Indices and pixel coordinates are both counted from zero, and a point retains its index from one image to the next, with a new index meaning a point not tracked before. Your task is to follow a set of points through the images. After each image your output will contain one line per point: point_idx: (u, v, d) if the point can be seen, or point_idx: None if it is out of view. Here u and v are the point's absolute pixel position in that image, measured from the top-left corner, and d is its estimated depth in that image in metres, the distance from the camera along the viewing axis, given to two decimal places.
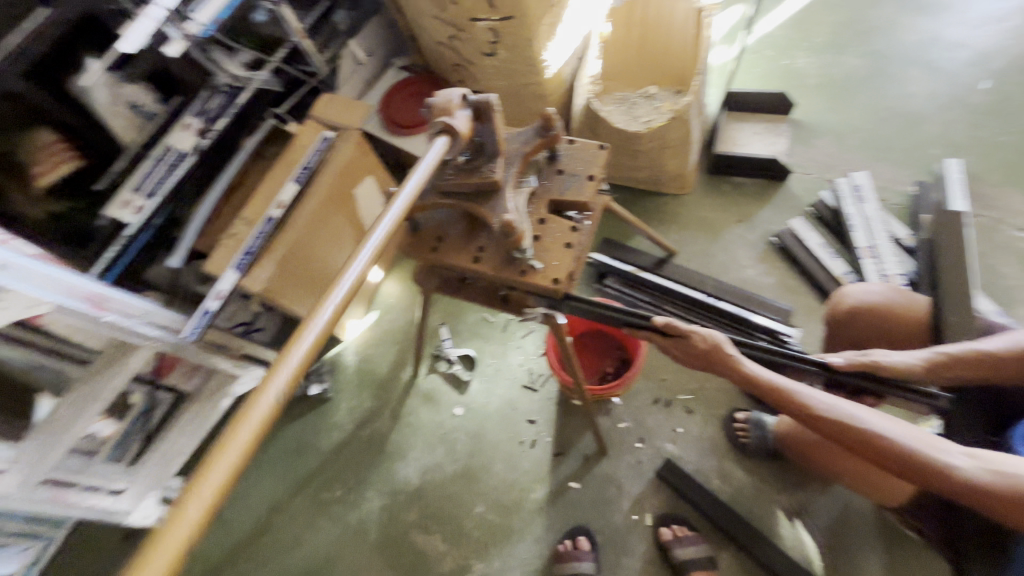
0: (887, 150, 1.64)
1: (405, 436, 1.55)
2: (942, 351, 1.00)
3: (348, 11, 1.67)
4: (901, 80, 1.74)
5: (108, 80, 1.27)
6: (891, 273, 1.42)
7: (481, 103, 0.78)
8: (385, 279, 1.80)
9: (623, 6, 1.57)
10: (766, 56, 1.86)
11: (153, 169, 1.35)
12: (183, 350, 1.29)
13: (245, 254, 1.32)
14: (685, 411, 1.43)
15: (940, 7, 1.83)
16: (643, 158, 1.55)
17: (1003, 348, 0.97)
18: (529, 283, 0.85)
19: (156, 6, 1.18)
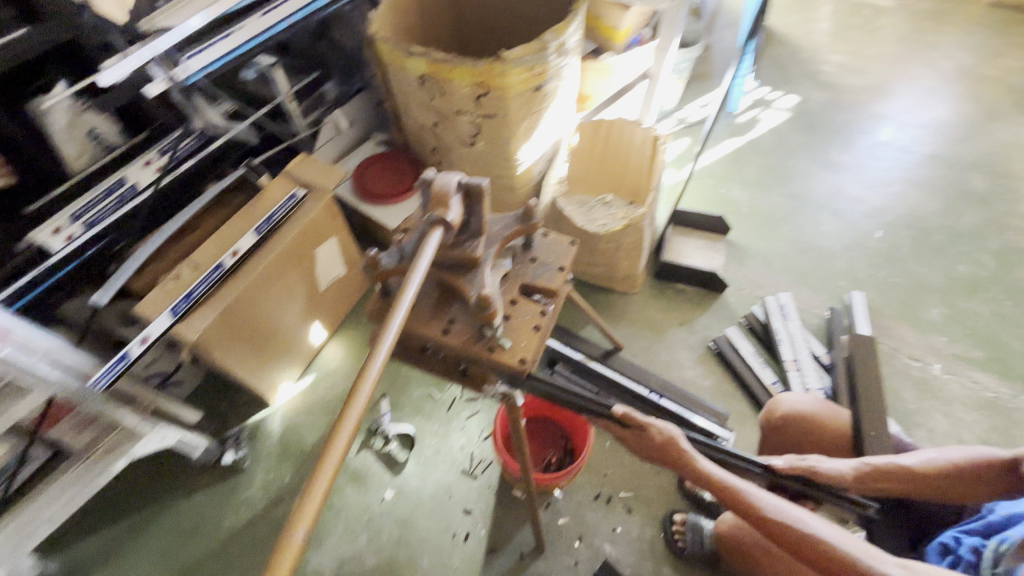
0: (805, 277, 1.87)
1: (325, 519, 1.40)
2: (871, 463, 1.06)
3: (338, 84, 1.76)
4: (814, 220, 2.03)
5: (72, 106, 1.24)
6: (811, 386, 1.57)
7: (473, 187, 0.80)
8: (329, 341, 1.72)
9: (590, 124, 1.77)
10: (707, 184, 2.13)
11: (98, 200, 1.28)
12: (87, 398, 1.15)
13: (184, 298, 1.24)
14: (625, 509, 1.41)
15: (843, 167, 2.21)
16: (599, 257, 1.66)
17: (920, 463, 1.05)
18: (495, 360, 0.85)
19: (147, 48, 1.23)
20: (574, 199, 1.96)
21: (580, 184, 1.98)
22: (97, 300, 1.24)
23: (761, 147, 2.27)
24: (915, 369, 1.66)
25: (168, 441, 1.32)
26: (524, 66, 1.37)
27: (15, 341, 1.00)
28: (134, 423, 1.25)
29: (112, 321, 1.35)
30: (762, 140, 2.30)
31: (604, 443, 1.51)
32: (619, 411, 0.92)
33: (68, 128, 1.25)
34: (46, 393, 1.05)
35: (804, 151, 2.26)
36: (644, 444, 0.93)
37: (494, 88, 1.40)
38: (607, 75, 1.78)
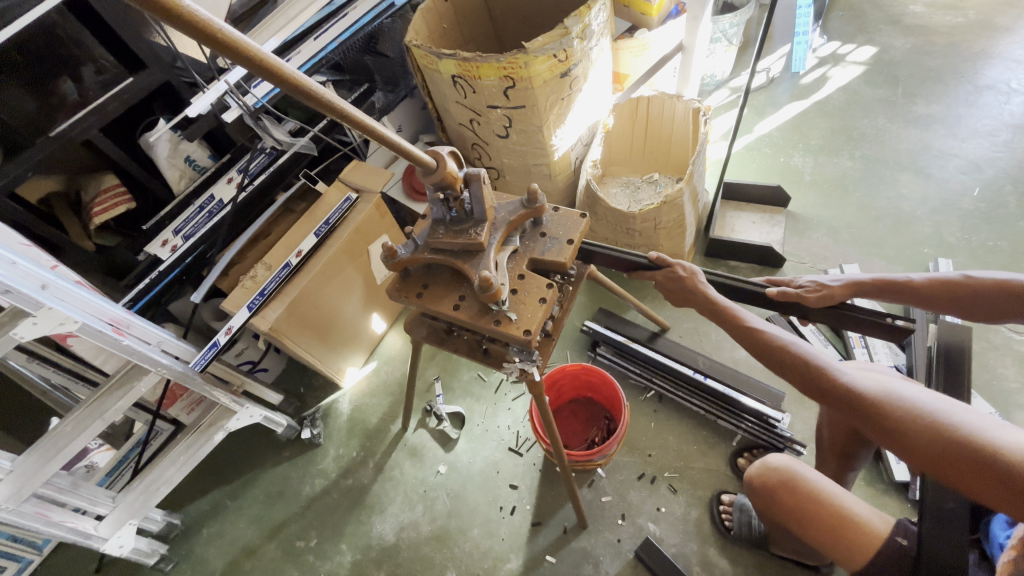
0: (879, 246, 1.70)
1: (386, 489, 1.55)
2: (877, 279, 1.00)
3: (385, 93, 1.89)
4: (893, 181, 1.83)
5: (171, 138, 1.45)
6: (881, 362, 1.44)
7: (471, 175, 0.86)
8: (389, 331, 1.88)
9: (627, 102, 1.75)
10: (765, 153, 2.00)
11: (193, 216, 1.52)
12: (189, 380, 1.35)
13: (259, 294, 1.42)
14: (670, 489, 1.40)
15: (932, 119, 1.96)
16: (638, 238, 1.61)
17: (921, 278, 0.99)
18: (502, 333, 0.89)
19: (223, 81, 1.40)
20: (617, 180, 1.93)
21: (623, 165, 1.95)
22: (193, 299, 1.47)
23: (830, 107, 2.07)
24: (1019, 343, 1.45)
25: (255, 417, 1.54)
26: (548, 54, 1.40)
27: (134, 334, 1.24)
28: (227, 401, 1.45)
29: (209, 316, 1.63)
30: (832, 100, 2.09)
31: (647, 424, 1.51)
32: (653, 255, 1.04)
33: (168, 156, 1.47)
34: (159, 374, 1.27)
35: (882, 106, 2.03)
36: (675, 289, 1.03)
37: (520, 80, 1.43)
38: (644, 51, 1.76)
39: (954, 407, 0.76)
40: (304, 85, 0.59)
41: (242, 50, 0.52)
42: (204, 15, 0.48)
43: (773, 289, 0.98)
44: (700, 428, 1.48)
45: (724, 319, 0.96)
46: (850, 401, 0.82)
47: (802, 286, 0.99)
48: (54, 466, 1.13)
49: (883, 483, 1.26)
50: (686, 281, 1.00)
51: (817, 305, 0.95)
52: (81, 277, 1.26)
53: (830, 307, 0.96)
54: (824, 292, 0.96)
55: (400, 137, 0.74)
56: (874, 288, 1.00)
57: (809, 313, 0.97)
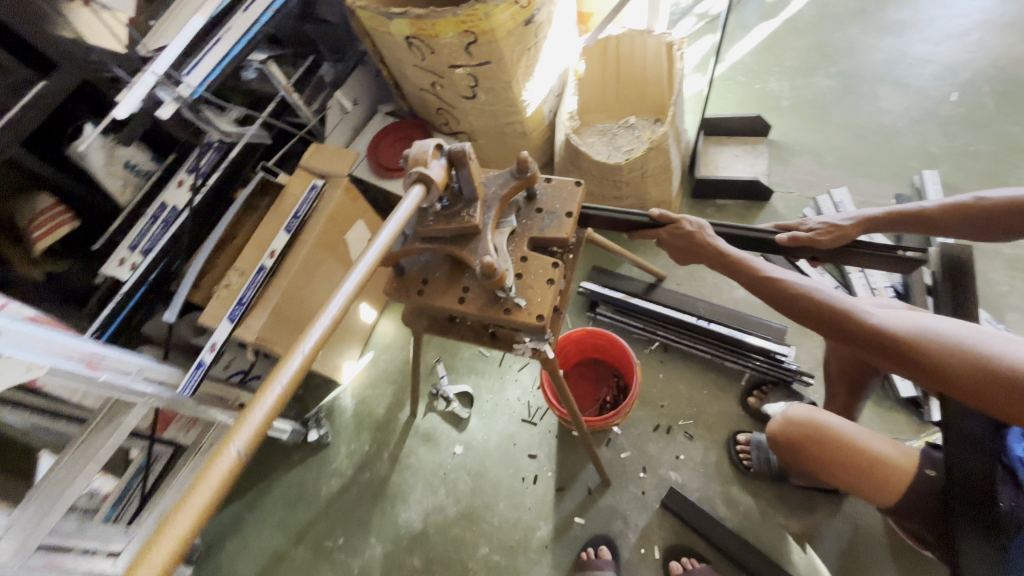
0: (864, 165, 1.68)
1: (406, 478, 1.54)
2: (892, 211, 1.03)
3: (333, 64, 1.73)
4: (872, 95, 1.79)
5: (104, 144, 1.31)
6: (879, 286, 1.44)
7: (456, 152, 0.79)
8: (380, 319, 1.82)
9: (596, 45, 1.64)
10: (740, 81, 1.92)
11: (148, 227, 1.37)
12: (181, 405, 1.29)
13: (238, 304, 1.34)
14: (686, 436, 1.42)
15: (904, 25, 1.90)
16: (626, 189, 1.56)
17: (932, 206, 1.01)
18: (514, 321, 0.85)
19: (149, 72, 1.22)
20: (594, 129, 1.82)
21: (598, 112, 1.84)
22: (167, 318, 1.38)
23: (801, 24, 1.99)
24: (1007, 246, 1.46)
25: (258, 429, 1.47)
26: (509, 1, 1.28)
27: (110, 366, 1.15)
28: (226, 417, 1.39)
29: (188, 333, 1.53)
30: (801, 15, 2.01)
31: (656, 376, 1.51)
32: (655, 213, 0.99)
33: (105, 164, 1.32)
34: (147, 405, 1.20)
35: (854, 17, 1.96)
36: (680, 244, 0.99)
37: (482, 34, 1.31)
38: None
39: (979, 332, 0.76)
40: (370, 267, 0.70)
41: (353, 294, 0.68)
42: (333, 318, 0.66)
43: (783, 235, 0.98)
44: (709, 373, 1.49)
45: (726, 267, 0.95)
46: (876, 338, 0.82)
47: (813, 229, 1.00)
48: (57, 515, 1.05)
49: (890, 401, 1.30)
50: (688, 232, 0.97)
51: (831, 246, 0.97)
52: (32, 313, 1.13)
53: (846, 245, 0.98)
54: (835, 234, 0.97)
55: (400, 206, 0.73)
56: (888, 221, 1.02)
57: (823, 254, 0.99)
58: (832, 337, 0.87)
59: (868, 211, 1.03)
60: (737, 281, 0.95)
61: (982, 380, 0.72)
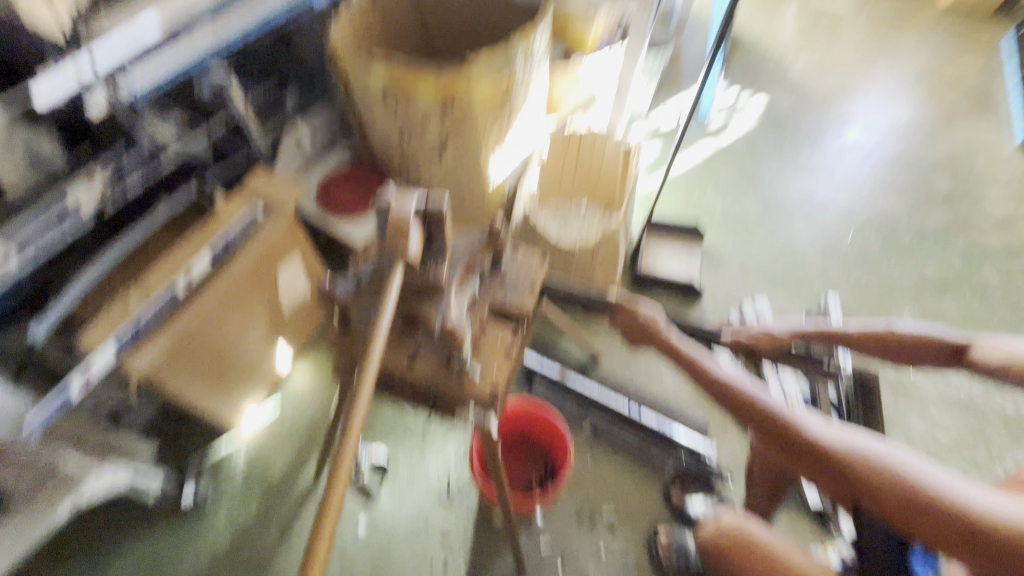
0: (779, 281, 1.88)
1: (294, 555, 1.33)
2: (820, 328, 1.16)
3: (299, 94, 1.68)
4: (787, 222, 2.05)
5: (3, 122, 1.12)
6: (790, 391, 1.52)
7: (434, 208, 0.75)
8: (296, 363, 1.65)
9: (560, 137, 1.75)
10: (681, 189, 2.12)
11: (34, 223, 1.15)
12: (20, 444, 1.04)
13: (133, 330, 1.14)
14: (609, 527, 1.38)
15: (813, 169, 2.23)
16: (575, 268, 1.60)
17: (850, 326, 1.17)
18: (464, 391, 0.80)
19: (85, 60, 1.11)
20: (546, 208, 1.81)
21: (554, 193, 1.83)
22: (33, 332, 1.17)
23: (734, 151, 2.27)
24: (892, 371, 1.66)
25: (119, 478, 1.24)
26: (492, 75, 1.33)
27: None
28: (78, 464, 1.14)
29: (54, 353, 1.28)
30: (734, 144, 2.30)
31: (585, 459, 1.48)
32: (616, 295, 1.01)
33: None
34: None
35: (775, 154, 2.27)
36: (637, 328, 1.03)
37: (460, 98, 1.35)
38: (577, 87, 1.81)
39: (898, 450, 0.83)
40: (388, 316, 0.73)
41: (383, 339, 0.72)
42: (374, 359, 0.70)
43: (727, 335, 1.11)
44: (635, 462, 1.48)
45: (671, 354, 0.99)
46: (812, 447, 0.86)
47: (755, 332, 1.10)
48: None
49: (798, 506, 1.36)
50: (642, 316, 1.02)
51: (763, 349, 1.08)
52: None
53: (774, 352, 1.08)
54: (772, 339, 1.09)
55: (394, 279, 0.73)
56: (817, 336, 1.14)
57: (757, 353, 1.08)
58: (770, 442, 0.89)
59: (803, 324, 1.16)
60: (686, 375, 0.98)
61: (904, 501, 0.77)
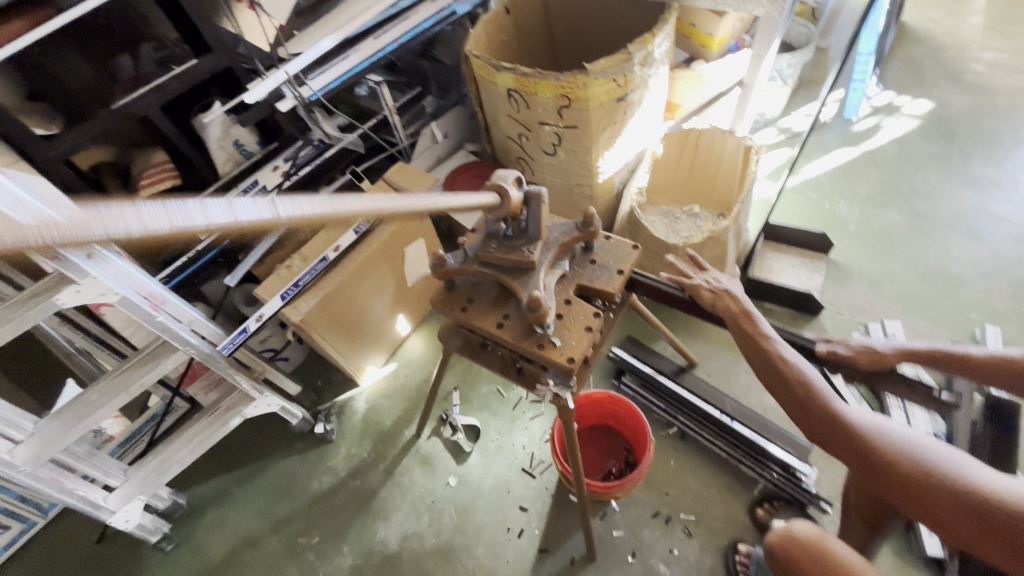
0: (923, 306, 1.65)
1: (394, 496, 1.53)
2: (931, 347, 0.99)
3: (436, 99, 1.90)
4: (942, 241, 1.78)
5: (223, 121, 1.48)
6: (919, 428, 1.38)
7: (532, 193, 0.86)
8: (412, 333, 1.87)
9: (677, 133, 1.72)
10: (810, 198, 1.96)
11: (236, 199, 1.52)
12: (215, 363, 1.35)
13: (293, 285, 1.43)
14: (685, 533, 1.36)
15: (987, 181, 1.91)
16: (676, 270, 1.61)
17: (979, 351, 0.96)
18: (545, 357, 0.88)
19: (281, 70, 1.41)
20: (657, 209, 1.90)
21: (664, 194, 1.92)
22: (228, 282, 1.51)
23: (881, 158, 2.03)
24: None
25: (272, 406, 1.54)
26: (608, 78, 1.40)
27: (168, 311, 1.26)
28: (248, 387, 1.45)
29: (239, 301, 1.64)
30: (883, 150, 2.06)
31: (667, 461, 1.47)
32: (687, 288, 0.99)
33: (219, 139, 1.49)
34: (186, 354, 1.27)
35: (936, 162, 1.98)
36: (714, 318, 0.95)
37: (576, 100, 1.43)
38: (700, 83, 1.75)
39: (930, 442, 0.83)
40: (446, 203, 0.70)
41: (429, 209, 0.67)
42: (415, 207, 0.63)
43: (821, 344, 0.93)
44: (722, 473, 1.43)
45: (743, 321, 0.93)
46: (842, 428, 0.84)
47: (855, 343, 0.95)
48: (77, 433, 1.13)
49: (912, 554, 1.21)
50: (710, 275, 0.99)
51: (867, 366, 0.92)
52: (121, 248, 1.29)
53: (880, 371, 0.92)
54: (875, 354, 0.93)
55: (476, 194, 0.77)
56: (928, 356, 0.97)
57: (855, 373, 0.93)
58: (804, 424, 0.88)
59: (909, 341, 0.97)
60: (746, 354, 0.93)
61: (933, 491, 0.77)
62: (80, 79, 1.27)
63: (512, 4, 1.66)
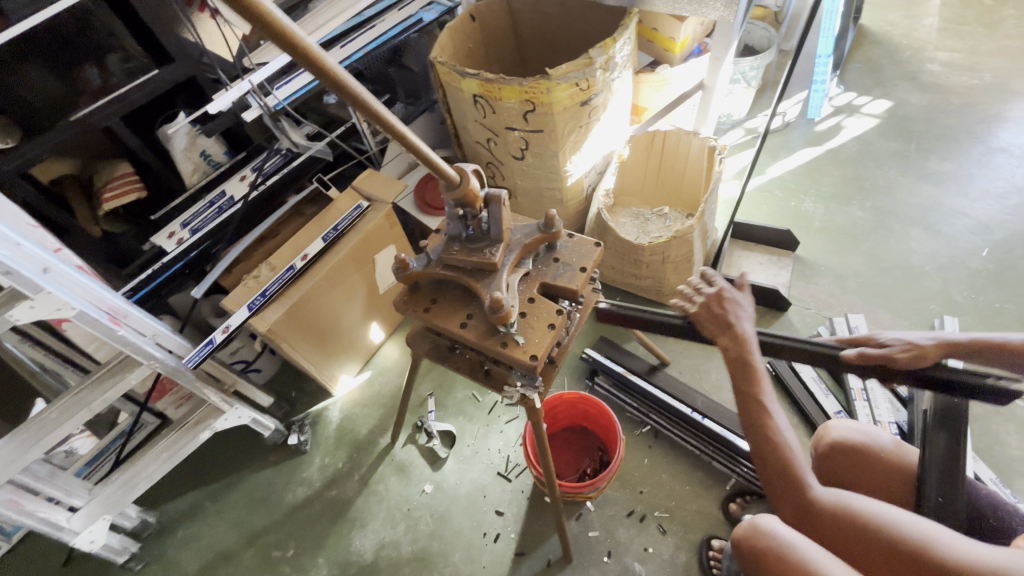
0: (886, 298, 1.70)
1: (370, 505, 1.51)
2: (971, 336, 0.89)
3: (406, 105, 1.91)
4: (903, 235, 1.83)
5: (188, 132, 1.46)
6: (883, 418, 1.42)
7: (492, 196, 0.88)
8: (387, 341, 1.86)
9: (643, 135, 1.76)
10: (776, 196, 2.01)
11: (202, 210, 1.51)
12: (182, 376, 1.32)
13: (261, 295, 1.41)
14: (659, 530, 1.37)
15: (944, 177, 1.97)
16: (645, 269, 1.64)
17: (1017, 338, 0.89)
18: (508, 355, 0.88)
19: (246, 80, 1.40)
20: (627, 211, 1.93)
21: (633, 196, 1.94)
22: (194, 293, 1.50)
23: (843, 156, 2.09)
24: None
25: (244, 418, 1.51)
26: (571, 82, 1.42)
27: (131, 325, 1.22)
28: (217, 400, 1.42)
29: (207, 313, 1.62)
30: (845, 148, 2.11)
31: (641, 459, 1.48)
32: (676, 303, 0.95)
33: (184, 150, 1.48)
34: (151, 368, 1.24)
35: (895, 159, 2.05)
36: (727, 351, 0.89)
37: (541, 104, 1.45)
38: (664, 86, 1.78)
39: (917, 518, 0.79)
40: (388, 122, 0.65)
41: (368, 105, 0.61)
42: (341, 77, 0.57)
43: (852, 350, 0.85)
44: (695, 470, 1.45)
45: (741, 379, 0.89)
46: (820, 515, 0.85)
47: (887, 344, 0.88)
48: (35, 453, 1.09)
49: None
50: (712, 298, 0.92)
51: (906, 366, 0.84)
52: (83, 263, 1.27)
53: (924, 369, 0.84)
54: (915, 353, 0.85)
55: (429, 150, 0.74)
56: (969, 347, 0.88)
57: (897, 375, 0.85)
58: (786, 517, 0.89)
59: (948, 332, 0.89)
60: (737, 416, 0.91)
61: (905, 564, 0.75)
62: (44, 94, 1.22)
63: (476, 11, 1.67)
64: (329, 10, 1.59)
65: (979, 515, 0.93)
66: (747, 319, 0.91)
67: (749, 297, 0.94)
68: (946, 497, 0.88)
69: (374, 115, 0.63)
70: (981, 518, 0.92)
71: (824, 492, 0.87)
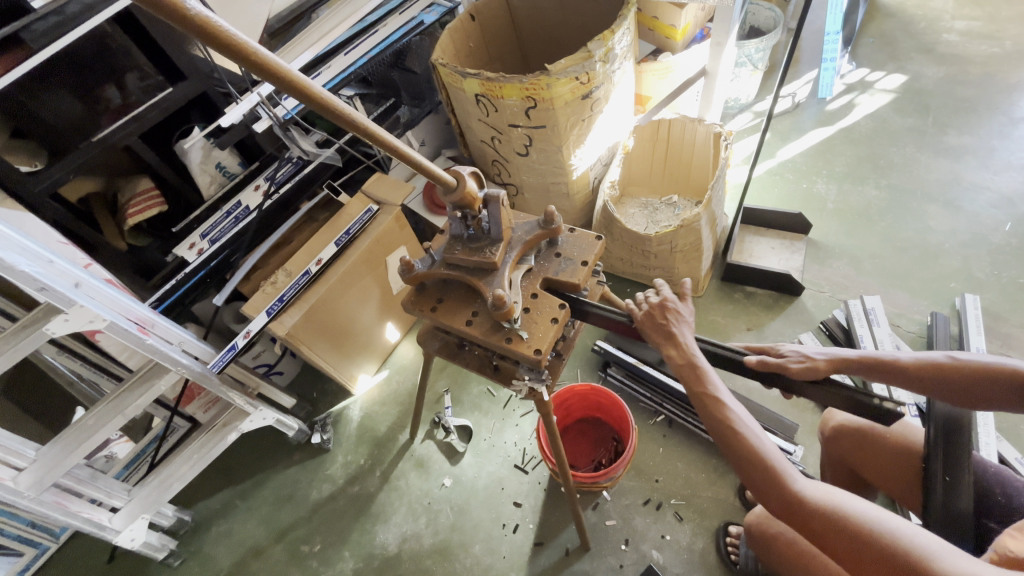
0: (904, 278, 1.67)
1: (391, 499, 1.56)
2: (865, 355, 0.93)
3: (411, 108, 1.93)
4: (920, 213, 1.79)
5: (204, 145, 1.51)
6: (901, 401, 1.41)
7: (490, 197, 0.89)
8: (402, 340, 1.91)
9: (648, 125, 1.76)
10: (787, 179, 1.98)
11: (220, 220, 1.56)
12: (207, 380, 1.38)
13: (278, 300, 1.46)
14: (676, 517, 1.38)
15: (963, 150, 1.91)
16: (654, 259, 1.64)
17: (907, 357, 0.91)
18: (513, 350, 0.90)
19: (255, 93, 1.44)
20: (636, 201, 1.93)
21: (641, 186, 1.94)
22: (217, 301, 1.53)
23: (857, 135, 2.04)
24: None
25: (268, 419, 1.56)
26: (570, 76, 1.42)
27: (158, 333, 1.28)
28: (242, 402, 1.48)
29: (229, 319, 1.69)
30: (859, 127, 2.06)
31: (656, 448, 1.49)
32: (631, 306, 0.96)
33: (201, 163, 1.52)
34: (179, 373, 1.30)
35: (912, 135, 1.99)
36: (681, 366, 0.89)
37: (542, 100, 1.46)
38: (667, 75, 1.76)
39: (906, 525, 0.75)
40: (386, 141, 0.70)
41: (367, 127, 0.66)
42: (338, 104, 0.61)
43: (752, 357, 0.92)
44: (710, 457, 1.45)
45: (693, 380, 0.88)
46: (802, 511, 0.79)
47: (785, 355, 0.93)
48: (77, 457, 1.16)
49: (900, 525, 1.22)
50: (656, 308, 0.94)
51: (798, 376, 0.88)
52: (111, 276, 1.35)
53: (814, 382, 0.89)
54: (808, 365, 0.89)
55: (423, 158, 0.76)
56: (862, 366, 0.92)
57: (789, 385, 0.90)
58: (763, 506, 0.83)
59: (840, 350, 0.93)
60: (706, 421, 0.87)
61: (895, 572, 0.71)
62: (69, 120, 1.28)
63: (476, 10, 1.68)
64: (332, 17, 1.62)
65: (987, 491, 0.92)
66: (689, 329, 0.93)
67: (693, 309, 0.95)
68: (952, 476, 0.91)
69: (366, 132, 0.66)
70: (989, 494, 0.92)
71: (809, 487, 0.81)
